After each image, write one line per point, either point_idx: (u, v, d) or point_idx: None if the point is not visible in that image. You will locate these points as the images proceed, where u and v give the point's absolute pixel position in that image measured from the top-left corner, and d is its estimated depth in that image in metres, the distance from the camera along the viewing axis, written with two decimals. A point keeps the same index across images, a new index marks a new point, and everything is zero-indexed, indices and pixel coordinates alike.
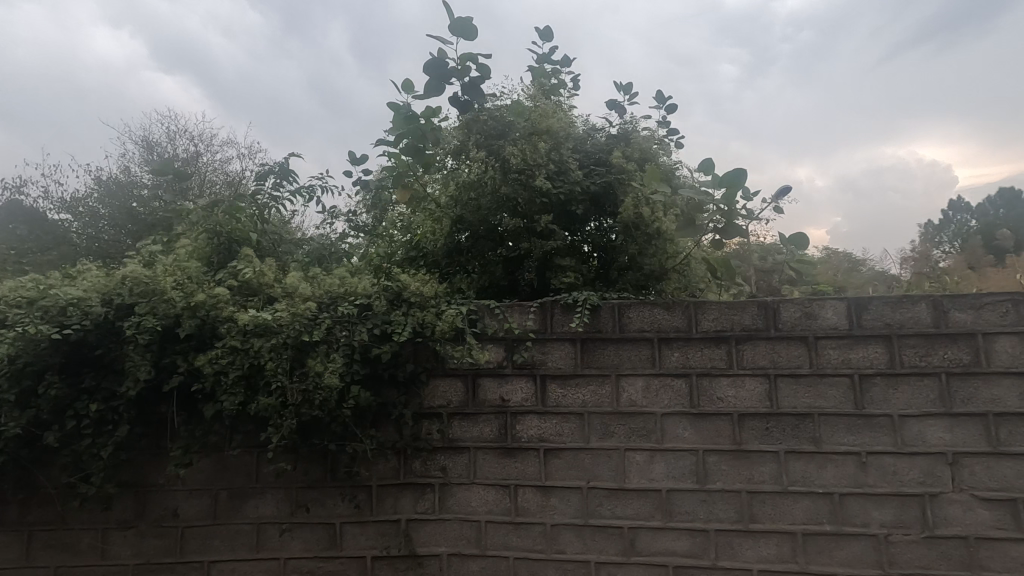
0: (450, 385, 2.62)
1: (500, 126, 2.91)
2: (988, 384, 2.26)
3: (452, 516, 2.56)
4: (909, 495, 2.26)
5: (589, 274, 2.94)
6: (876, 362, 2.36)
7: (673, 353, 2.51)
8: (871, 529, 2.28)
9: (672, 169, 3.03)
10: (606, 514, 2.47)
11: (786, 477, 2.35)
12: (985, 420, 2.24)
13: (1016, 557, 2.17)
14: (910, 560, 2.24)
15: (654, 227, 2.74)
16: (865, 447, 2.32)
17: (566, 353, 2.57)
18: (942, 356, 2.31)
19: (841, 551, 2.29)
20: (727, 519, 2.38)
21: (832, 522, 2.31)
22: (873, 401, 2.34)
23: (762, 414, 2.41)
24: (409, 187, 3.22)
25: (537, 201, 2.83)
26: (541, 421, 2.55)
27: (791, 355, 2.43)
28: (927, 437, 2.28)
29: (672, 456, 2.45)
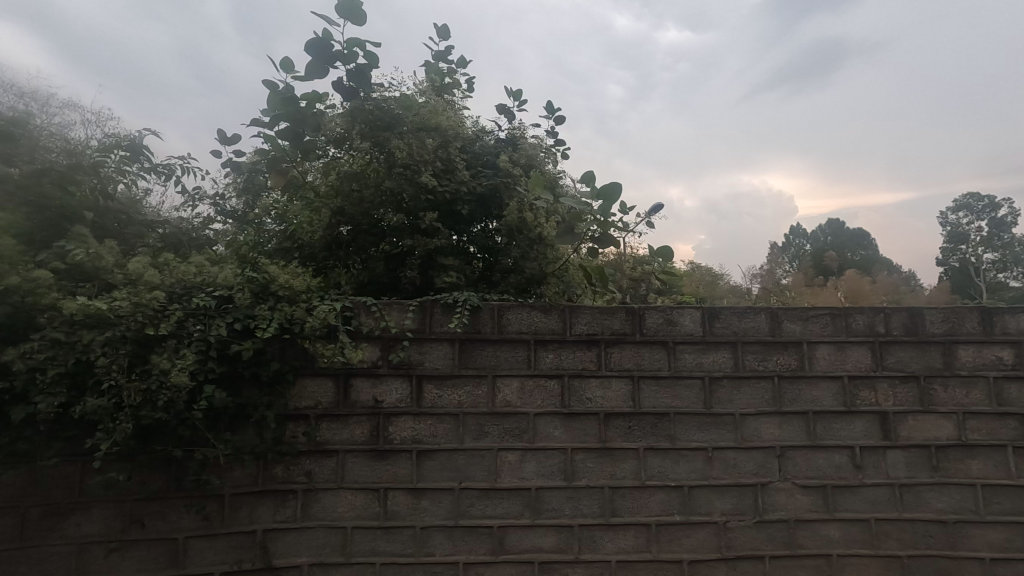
0: (319, 385, 2.47)
1: (387, 118, 2.81)
2: (810, 386, 2.60)
3: (316, 524, 2.42)
4: (745, 486, 2.53)
5: (472, 275, 2.93)
6: (723, 366, 2.62)
7: (548, 355, 2.59)
8: (714, 517, 2.52)
9: (555, 178, 3.17)
10: (477, 513, 2.48)
11: (644, 473, 2.53)
12: (806, 418, 2.58)
13: (825, 535, 2.51)
14: (744, 543, 2.51)
15: (537, 232, 2.83)
16: (712, 442, 2.56)
17: (444, 353, 2.55)
18: (776, 361, 2.62)
19: (688, 539, 2.50)
20: (591, 514, 2.50)
21: (682, 512, 2.52)
22: (719, 402, 2.59)
23: (625, 413, 2.57)
24: (285, 173, 3.00)
25: (422, 198, 2.79)
26: (415, 422, 2.50)
27: (653, 359, 2.61)
28: (762, 433, 2.57)
29: (542, 455, 2.52)
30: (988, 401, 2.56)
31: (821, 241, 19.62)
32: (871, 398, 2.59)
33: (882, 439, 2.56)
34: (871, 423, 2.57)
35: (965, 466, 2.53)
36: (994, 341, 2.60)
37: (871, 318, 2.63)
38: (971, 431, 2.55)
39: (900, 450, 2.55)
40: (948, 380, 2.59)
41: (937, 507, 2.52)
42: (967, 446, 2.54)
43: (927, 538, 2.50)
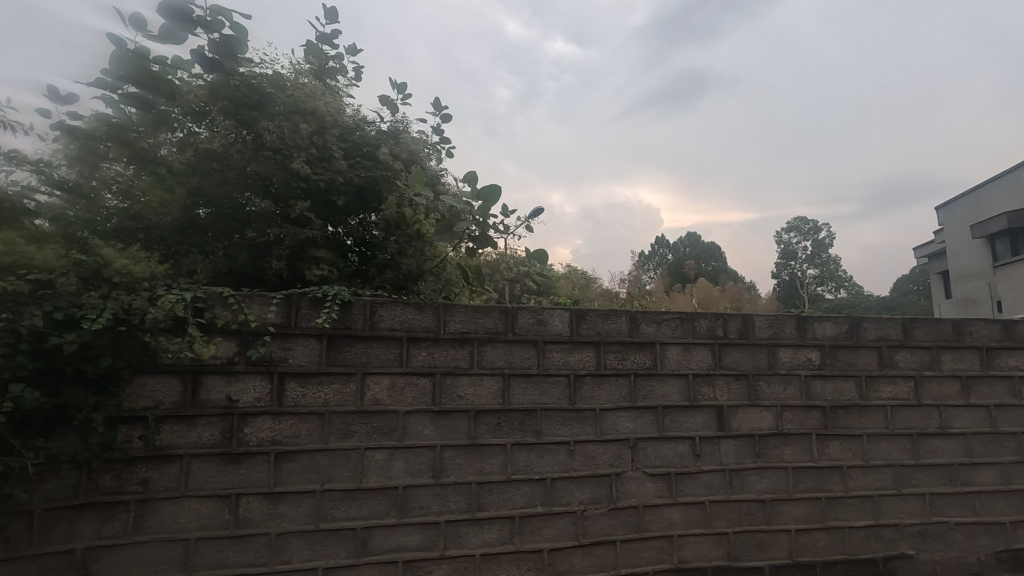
0: (162, 383, 2.23)
1: (257, 96, 2.62)
2: (661, 383, 2.86)
3: (152, 538, 2.17)
4: (601, 476, 2.72)
5: (346, 269, 2.81)
6: (587, 364, 2.78)
7: (420, 352, 2.57)
8: (573, 506, 2.67)
9: (437, 175, 3.15)
10: (339, 516, 2.39)
11: (511, 467, 2.61)
12: (657, 412, 2.83)
13: (668, 518, 2.78)
14: (599, 529, 2.69)
15: (415, 228, 2.81)
16: (573, 436, 2.72)
17: (311, 350, 2.42)
18: (633, 360, 2.84)
19: (549, 528, 2.63)
20: (457, 510, 2.53)
21: (543, 504, 2.64)
22: (582, 398, 2.75)
23: (494, 409, 2.63)
24: (131, 145, 2.51)
25: (293, 184, 2.63)
26: (275, 422, 2.35)
27: (523, 357, 2.71)
28: (618, 426, 2.78)
29: (411, 453, 2.50)
30: (800, 396, 3.00)
31: (682, 252, 21.64)
32: (711, 393, 2.91)
33: (718, 430, 2.89)
34: (709, 416, 2.89)
35: (780, 452, 2.94)
36: (806, 344, 3.05)
37: (713, 322, 2.96)
38: (786, 421, 2.97)
39: (732, 439, 2.90)
40: (771, 377, 2.99)
41: (758, 488, 2.90)
42: (783, 434, 2.96)
43: (748, 515, 2.87)
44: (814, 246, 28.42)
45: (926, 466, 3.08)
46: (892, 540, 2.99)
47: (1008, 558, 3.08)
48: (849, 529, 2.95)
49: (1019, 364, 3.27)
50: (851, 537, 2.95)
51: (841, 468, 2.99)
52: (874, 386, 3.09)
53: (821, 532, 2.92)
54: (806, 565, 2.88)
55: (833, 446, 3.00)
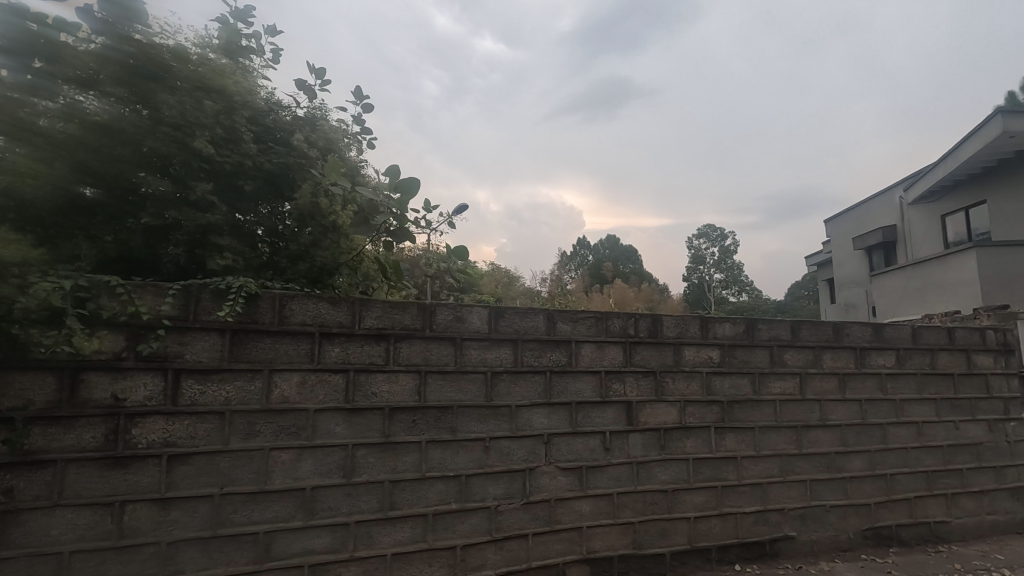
0: (33, 381, 2.01)
1: (155, 68, 2.33)
2: (575, 380, 2.95)
3: (17, 554, 1.95)
4: (516, 471, 2.76)
5: (254, 260, 2.65)
6: (504, 361, 2.82)
7: (333, 349, 2.49)
8: (487, 502, 2.69)
9: (356, 165, 3.08)
10: (240, 521, 2.26)
11: (425, 465, 2.59)
12: (570, 408, 2.92)
13: (578, 510, 2.87)
14: (512, 523, 2.73)
15: (331, 220, 2.69)
16: (489, 432, 2.74)
17: (212, 345, 2.27)
18: (549, 357, 2.91)
19: (462, 525, 2.63)
20: (369, 509, 2.47)
21: (458, 500, 2.64)
22: (499, 394, 2.78)
23: (410, 407, 2.60)
24: (8, 110, 1.73)
25: (195, 166, 2.46)
26: (168, 423, 2.18)
27: (441, 354, 2.69)
28: (533, 422, 2.83)
29: (321, 452, 2.41)
30: (702, 391, 3.21)
31: (602, 253, 22.43)
32: (621, 389, 3.04)
33: (627, 424, 3.02)
34: (619, 411, 3.02)
35: (683, 444, 3.13)
36: (708, 343, 3.26)
37: (625, 322, 3.09)
38: (689, 415, 3.16)
39: (639, 433, 3.04)
40: (676, 374, 3.17)
41: (662, 478, 3.06)
42: (685, 428, 3.15)
43: (653, 505, 3.03)
44: (721, 252, 30.44)
45: (807, 455, 3.39)
46: (777, 523, 3.27)
47: (872, 535, 3.46)
48: (741, 515, 3.19)
49: (886, 363, 3.68)
50: (742, 522, 3.19)
51: (735, 458, 3.22)
52: (766, 383, 3.36)
53: (717, 518, 3.14)
54: (703, 549, 3.09)
55: (729, 438, 3.23)
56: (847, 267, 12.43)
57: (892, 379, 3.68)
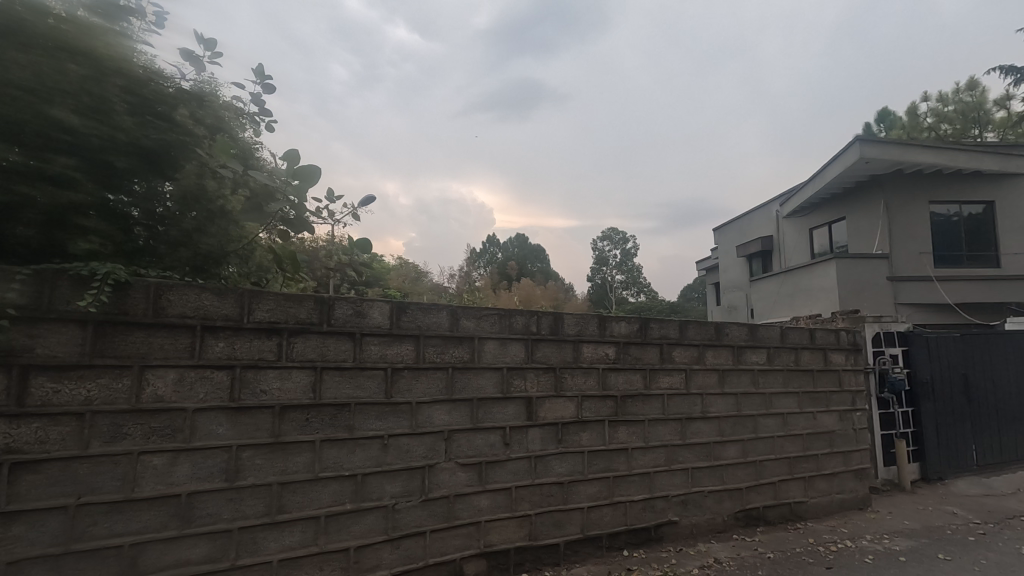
0: None
1: (5, 21, 2.00)
2: (477, 376, 2.96)
3: None
4: (414, 469, 2.73)
5: (127, 246, 2.33)
6: (405, 357, 2.77)
7: (217, 344, 2.31)
8: (383, 501, 2.63)
9: (249, 147, 2.88)
10: (100, 533, 2.03)
11: (319, 465, 2.49)
12: (471, 404, 2.93)
13: (476, 505, 2.89)
14: (409, 521, 2.70)
15: (218, 204, 2.49)
16: (388, 430, 2.68)
17: (70, 338, 2.03)
18: (452, 354, 2.90)
19: (356, 526, 2.56)
20: (254, 514, 2.32)
21: (353, 500, 2.56)
22: (399, 391, 2.73)
23: (304, 405, 2.48)
24: None
25: (53, 136, 2.04)
26: (12, 427, 1.91)
27: (338, 350, 2.59)
28: (433, 419, 2.81)
29: (199, 455, 2.23)
30: (598, 387, 3.35)
31: (511, 252, 22.78)
32: (522, 385, 3.10)
33: (526, 419, 3.09)
34: (519, 406, 3.08)
35: (579, 437, 3.25)
36: (605, 341, 3.42)
37: (527, 319, 3.16)
38: (585, 410, 3.29)
39: (538, 428, 3.12)
40: (574, 369, 3.29)
41: (558, 471, 3.17)
42: (581, 422, 3.27)
43: (549, 497, 3.12)
44: (623, 254, 32.03)
45: (690, 445, 3.66)
46: (662, 509, 3.50)
47: (742, 516, 3.81)
48: (631, 503, 3.38)
49: (759, 360, 4.06)
50: (631, 510, 3.39)
51: (626, 450, 3.41)
52: (655, 378, 3.58)
53: (608, 507, 3.30)
54: (595, 537, 3.24)
55: (621, 430, 3.41)
56: (732, 272, 13.57)
57: (764, 375, 4.07)
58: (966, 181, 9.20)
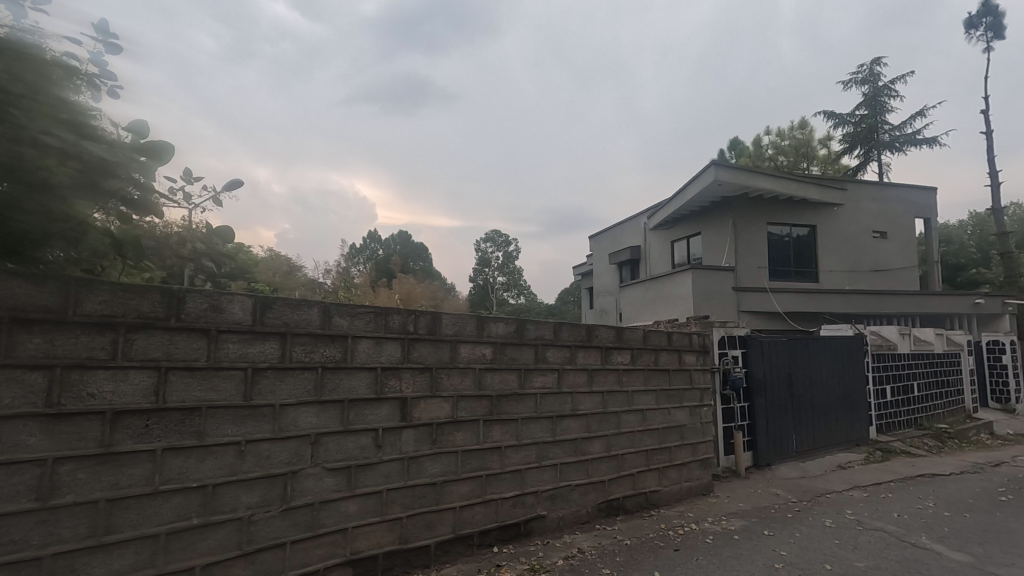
0: None
1: None
2: (348, 377, 2.84)
3: None
4: (275, 476, 2.54)
5: None
6: (269, 356, 2.58)
7: (30, 340, 1.98)
8: (237, 512, 2.42)
9: None
10: None
11: (159, 477, 2.22)
12: (341, 406, 2.80)
13: (343, 511, 2.77)
14: (266, 534, 2.50)
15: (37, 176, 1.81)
16: (245, 435, 2.47)
17: None
18: (322, 353, 2.75)
19: (204, 542, 2.32)
20: (74, 537, 2.02)
21: (200, 514, 2.32)
22: (260, 393, 2.53)
23: (144, 410, 2.20)
24: None
25: None
26: None
27: (189, 348, 2.34)
28: (298, 422, 2.64)
29: (1, 472, 1.88)
30: (474, 387, 3.38)
31: (392, 249, 22.27)
32: (397, 386, 3.03)
33: (400, 421, 3.02)
34: (393, 407, 3.00)
35: (453, 437, 3.25)
36: (482, 341, 3.45)
37: (405, 318, 3.09)
38: (460, 410, 3.30)
39: (412, 429, 3.07)
40: (451, 369, 3.28)
41: (432, 472, 3.14)
42: (456, 421, 3.28)
43: (421, 499, 3.08)
44: (505, 257, 32.76)
45: (559, 441, 3.82)
46: (531, 505, 3.62)
47: (604, 507, 4.07)
48: (502, 500, 3.45)
49: (624, 360, 4.36)
50: (503, 507, 3.45)
51: (499, 448, 3.47)
52: (529, 377, 3.69)
53: (480, 505, 3.34)
54: (465, 536, 3.25)
55: (495, 429, 3.47)
56: (604, 278, 14.47)
57: (627, 374, 4.38)
58: (795, 207, 10.71)
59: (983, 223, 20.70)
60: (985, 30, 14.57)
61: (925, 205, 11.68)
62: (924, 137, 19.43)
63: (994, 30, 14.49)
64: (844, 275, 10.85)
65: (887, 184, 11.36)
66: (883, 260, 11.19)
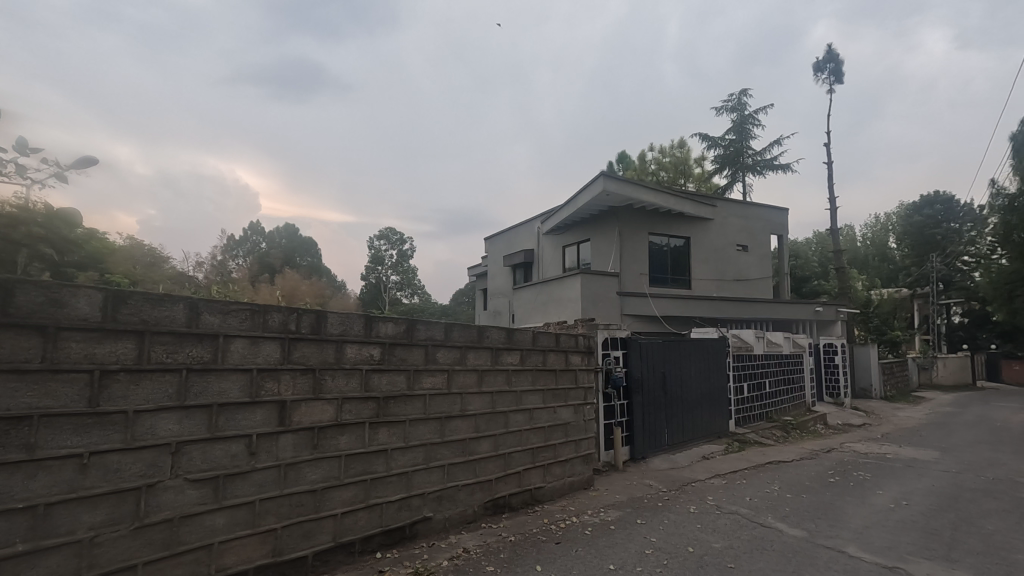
0: None
1: None
2: (218, 379, 2.61)
3: None
4: (126, 491, 2.28)
5: None
6: (122, 357, 2.31)
7: None
8: (77, 534, 2.14)
9: None
10: None
11: None
12: (209, 411, 2.57)
13: (208, 525, 2.54)
14: (112, 556, 2.23)
15: None
16: (89, 446, 2.20)
17: None
18: (187, 354, 2.51)
19: (32, 570, 2.03)
20: None
21: (28, 539, 2.03)
22: (109, 399, 2.26)
23: None
24: None
25: None
26: None
27: (18, 348, 2.05)
28: (157, 430, 2.39)
29: None
30: (360, 388, 3.27)
31: (277, 242, 20.92)
32: (274, 388, 2.84)
33: (277, 426, 2.84)
34: (270, 412, 2.82)
35: (336, 441, 3.12)
36: (370, 341, 3.35)
37: (285, 316, 2.91)
38: (345, 413, 3.18)
39: (291, 434, 2.90)
40: (335, 371, 3.15)
41: (311, 478, 2.98)
42: (340, 425, 3.15)
43: (298, 508, 2.92)
44: (399, 255, 32.10)
45: (447, 442, 3.81)
46: (417, 507, 3.57)
47: (491, 505, 4.12)
48: (387, 504, 3.37)
49: (513, 361, 4.46)
50: (387, 511, 3.37)
51: (385, 451, 3.39)
52: (419, 378, 3.65)
53: (363, 510, 3.24)
54: (347, 544, 3.13)
55: (382, 432, 3.38)
56: (499, 280, 14.72)
57: (516, 374, 4.48)
58: (673, 220, 11.63)
59: (823, 241, 23.89)
60: (828, 74, 16.81)
61: (778, 223, 13.22)
62: (780, 163, 22.01)
63: (836, 75, 16.77)
64: (712, 283, 11.97)
65: (750, 203, 12.72)
66: (745, 271, 12.50)
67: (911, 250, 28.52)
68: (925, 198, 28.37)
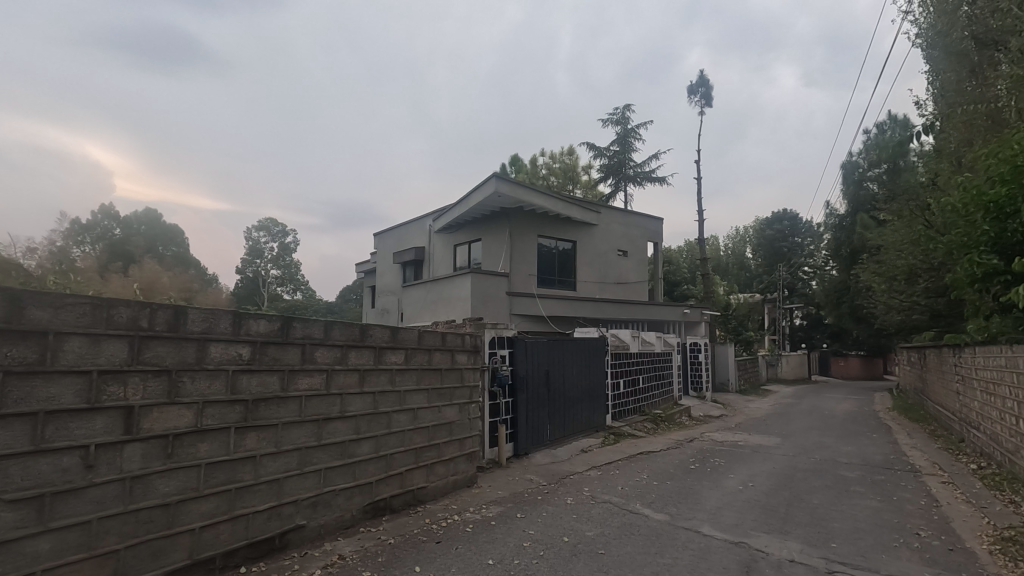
0: None
1: None
2: (46, 383, 2.28)
3: None
4: None
5: None
6: None
7: None
8: None
9: None
10: None
11: None
12: (34, 420, 2.24)
13: (29, 552, 2.21)
14: None
15: None
16: None
17: None
18: (5, 354, 2.18)
19: None
20: None
21: None
22: None
23: None
24: None
25: None
26: None
27: None
28: None
29: None
30: (225, 391, 3.01)
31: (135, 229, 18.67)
32: (119, 393, 2.53)
33: (122, 435, 2.53)
34: (113, 419, 2.51)
35: (195, 449, 2.85)
36: (238, 340, 3.10)
37: (135, 312, 2.61)
38: (206, 417, 2.91)
39: (139, 443, 2.60)
40: (196, 372, 2.88)
41: (162, 491, 2.70)
42: (200, 431, 2.88)
43: (147, 524, 2.62)
44: (281, 248, 30.11)
45: (324, 445, 3.64)
46: (289, 515, 3.37)
47: (370, 509, 4.00)
48: (254, 514, 3.14)
49: (397, 360, 4.37)
50: (254, 522, 3.14)
51: (253, 458, 3.15)
52: (294, 379, 3.45)
53: (226, 523, 2.99)
54: (205, 560, 2.87)
55: (249, 437, 3.14)
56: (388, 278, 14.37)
57: (399, 374, 4.39)
58: (561, 223, 12.09)
59: (693, 250, 26.18)
60: (700, 98, 18.48)
61: (654, 231, 14.26)
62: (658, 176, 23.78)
63: (706, 99, 18.44)
64: (595, 285, 12.61)
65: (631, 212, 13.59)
66: (624, 275, 13.33)
67: (763, 260, 32.18)
68: (776, 215, 32.18)
